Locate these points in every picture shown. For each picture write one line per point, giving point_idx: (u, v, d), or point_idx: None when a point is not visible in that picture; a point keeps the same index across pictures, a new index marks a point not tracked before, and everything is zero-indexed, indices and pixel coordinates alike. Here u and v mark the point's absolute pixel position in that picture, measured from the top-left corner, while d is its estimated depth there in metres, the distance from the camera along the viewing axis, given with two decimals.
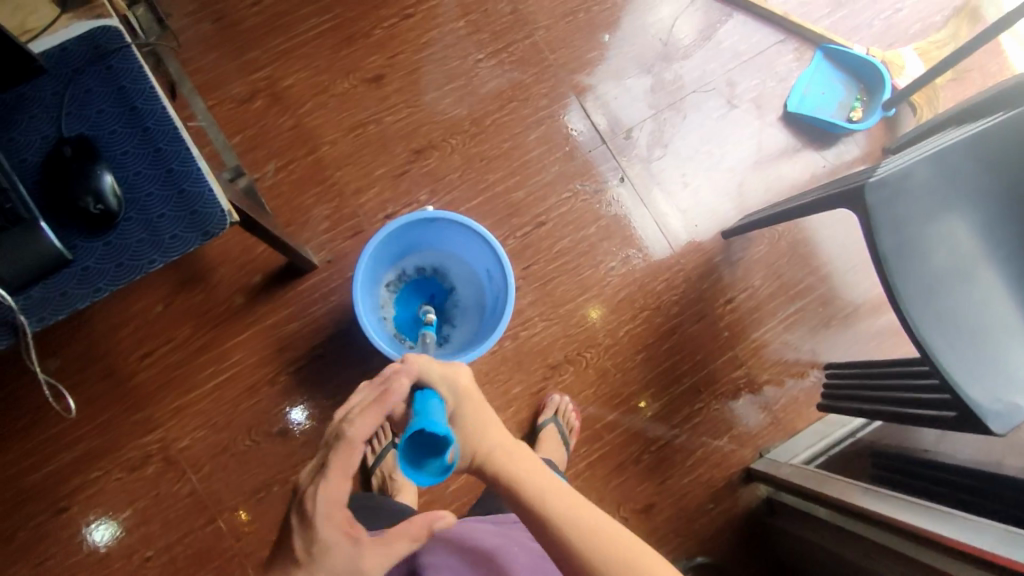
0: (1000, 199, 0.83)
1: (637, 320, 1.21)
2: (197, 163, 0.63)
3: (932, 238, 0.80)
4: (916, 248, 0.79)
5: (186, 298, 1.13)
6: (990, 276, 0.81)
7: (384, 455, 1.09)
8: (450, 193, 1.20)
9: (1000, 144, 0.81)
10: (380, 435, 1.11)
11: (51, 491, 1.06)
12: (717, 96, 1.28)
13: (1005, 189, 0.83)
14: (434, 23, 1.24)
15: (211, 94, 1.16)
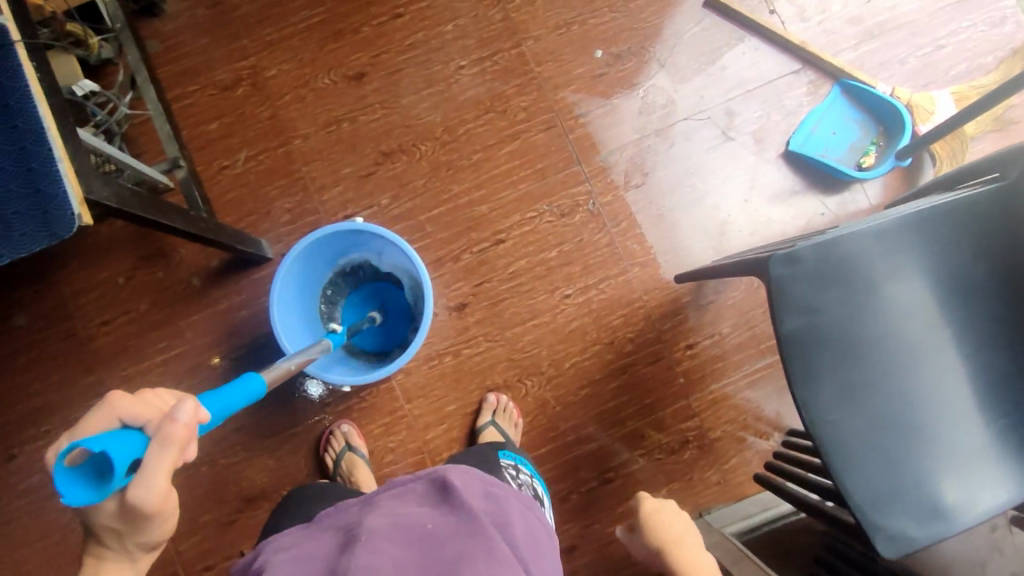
0: (937, 294, 0.76)
1: (585, 354, 1.16)
2: (57, 165, 0.65)
3: (852, 330, 0.73)
4: (831, 339, 0.73)
5: (148, 273, 1.16)
6: (921, 379, 0.74)
7: (340, 462, 1.09)
8: (412, 200, 1.18)
9: (935, 230, 0.75)
10: (333, 442, 1.12)
11: (5, 438, 1.13)
12: (710, 126, 1.21)
13: (945, 284, 0.76)
14: (423, 25, 1.21)
15: (196, 78, 1.18)
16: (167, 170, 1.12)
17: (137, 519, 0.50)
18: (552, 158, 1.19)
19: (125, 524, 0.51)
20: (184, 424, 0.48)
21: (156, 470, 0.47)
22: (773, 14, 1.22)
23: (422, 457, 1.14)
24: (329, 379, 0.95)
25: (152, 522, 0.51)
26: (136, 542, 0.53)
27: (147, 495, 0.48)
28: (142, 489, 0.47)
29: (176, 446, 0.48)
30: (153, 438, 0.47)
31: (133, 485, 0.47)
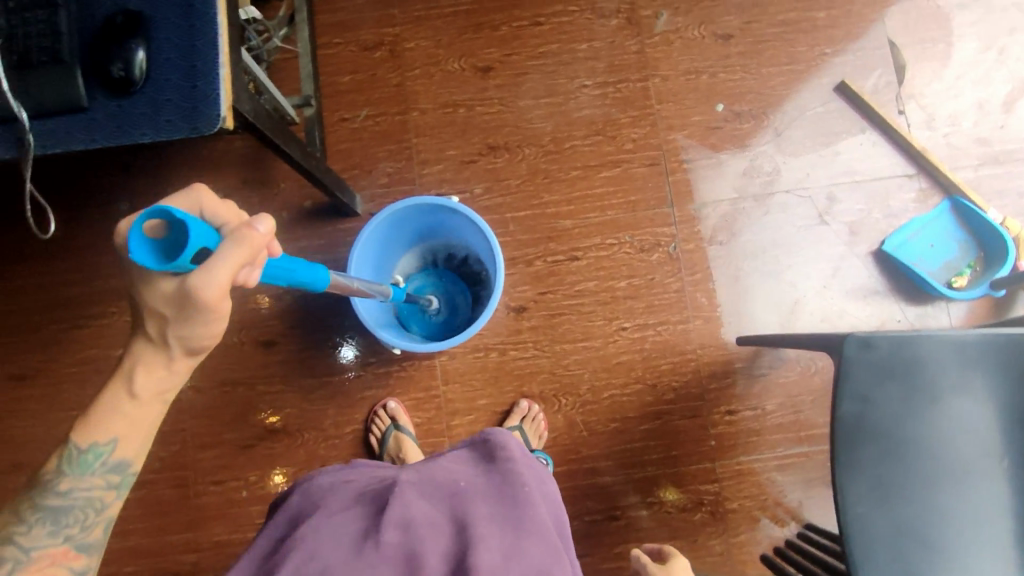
0: (1007, 426, 0.73)
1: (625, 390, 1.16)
2: (217, 68, 0.70)
3: (907, 432, 0.73)
4: (884, 436, 0.72)
5: (245, 195, 1.23)
6: (967, 503, 0.71)
7: (388, 439, 1.13)
8: (503, 196, 1.21)
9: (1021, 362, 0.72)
10: (379, 420, 1.15)
11: (79, 307, 1.22)
12: (808, 205, 1.21)
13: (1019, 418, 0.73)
14: (560, 38, 1.26)
15: (342, 32, 1.26)
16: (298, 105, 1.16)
17: (187, 313, 0.52)
18: (646, 195, 1.21)
19: (174, 311, 0.52)
20: (260, 234, 0.51)
21: (223, 264, 0.49)
22: (901, 115, 1.23)
23: (441, 441, 1.16)
24: (378, 336, 0.98)
25: (200, 320, 0.53)
26: (175, 337, 0.55)
27: (207, 288, 0.49)
28: (205, 279, 0.49)
29: (246, 248, 0.50)
30: (229, 236, 0.50)
31: (196, 274, 0.49)
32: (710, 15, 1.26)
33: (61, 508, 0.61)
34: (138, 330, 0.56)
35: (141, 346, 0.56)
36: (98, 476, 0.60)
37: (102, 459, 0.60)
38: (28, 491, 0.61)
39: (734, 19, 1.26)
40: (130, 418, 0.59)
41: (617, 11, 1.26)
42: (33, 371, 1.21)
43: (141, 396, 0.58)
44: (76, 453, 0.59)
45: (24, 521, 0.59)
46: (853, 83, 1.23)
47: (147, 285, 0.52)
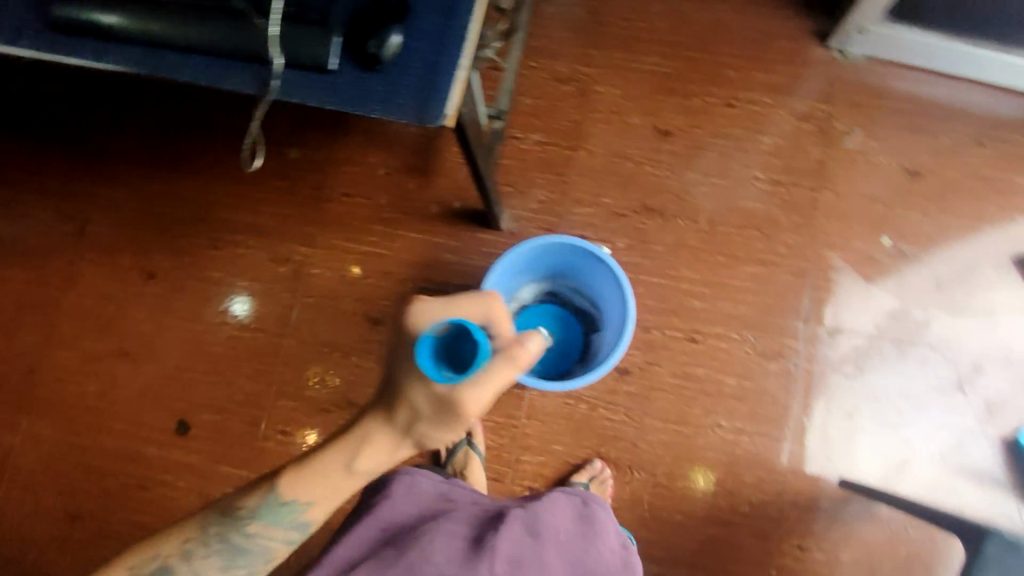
0: None
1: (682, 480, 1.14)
2: (457, 70, 0.74)
3: None
4: None
5: (402, 179, 1.27)
6: None
7: (457, 451, 1.11)
8: (642, 257, 1.21)
9: None
10: None
11: (220, 230, 1.28)
12: (951, 368, 1.15)
13: None
14: (746, 125, 1.25)
15: (541, 58, 1.30)
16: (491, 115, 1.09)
17: (443, 416, 0.52)
18: (783, 303, 1.19)
19: (430, 408, 0.53)
20: (528, 354, 0.54)
21: (490, 386, 0.52)
22: None
23: (505, 472, 1.15)
24: None
25: (449, 424, 0.53)
26: (418, 433, 0.54)
27: (471, 402, 0.52)
28: (473, 395, 0.51)
29: (514, 369, 0.53)
30: (504, 354, 0.53)
31: (465, 387, 0.51)
32: (903, 148, 1.23)
33: (239, 547, 0.62)
34: (381, 408, 0.55)
35: (379, 426, 0.55)
36: (281, 532, 0.61)
37: (293, 516, 0.61)
38: (219, 516, 0.62)
39: (928, 159, 1.22)
40: (331, 493, 0.59)
41: (811, 116, 1.25)
42: (162, 272, 1.28)
43: (354, 472, 0.57)
44: (276, 505, 0.61)
45: (206, 545, 0.61)
46: None
47: (415, 373, 0.53)
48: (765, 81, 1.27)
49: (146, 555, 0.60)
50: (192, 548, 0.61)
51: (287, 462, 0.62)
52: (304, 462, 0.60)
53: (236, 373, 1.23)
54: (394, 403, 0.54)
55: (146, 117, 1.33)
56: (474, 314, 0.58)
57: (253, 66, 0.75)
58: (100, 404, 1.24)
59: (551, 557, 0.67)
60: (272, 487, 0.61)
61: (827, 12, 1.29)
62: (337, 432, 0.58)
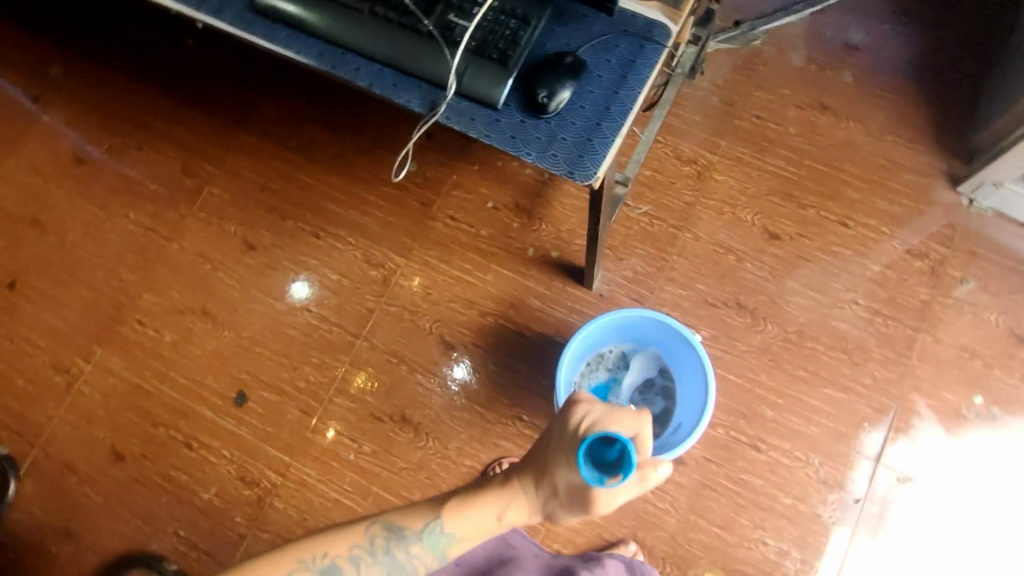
0: None
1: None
2: (615, 136, 0.76)
3: None
4: None
5: (508, 216, 1.29)
6: None
7: None
8: (724, 352, 1.20)
9: None
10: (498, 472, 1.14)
11: (324, 220, 1.33)
12: (1020, 547, 1.09)
13: None
14: (857, 248, 1.24)
15: (668, 135, 1.32)
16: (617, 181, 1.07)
17: (576, 501, 0.63)
18: (857, 435, 1.15)
19: (567, 495, 0.63)
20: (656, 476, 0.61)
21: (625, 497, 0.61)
22: None
23: (538, 529, 1.14)
24: None
25: (579, 511, 0.63)
26: (551, 508, 0.65)
27: (605, 503, 0.61)
28: (608, 499, 0.60)
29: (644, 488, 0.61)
30: (639, 472, 0.61)
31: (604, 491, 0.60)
32: (1015, 311, 1.19)
33: (398, 562, 0.66)
34: (536, 477, 0.65)
35: (524, 493, 0.66)
36: (437, 559, 0.66)
37: (451, 548, 0.66)
38: (386, 530, 0.67)
39: None
40: (483, 529, 0.67)
41: (926, 256, 1.23)
42: (260, 245, 1.33)
43: (502, 524, 0.67)
44: (440, 532, 0.66)
45: (373, 555, 0.66)
46: None
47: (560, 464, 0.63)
48: (885, 211, 1.26)
49: (318, 552, 0.65)
50: (360, 554, 0.66)
51: (455, 491, 0.69)
52: (473, 497, 0.68)
53: (304, 360, 1.25)
54: (538, 480, 0.65)
55: (286, 99, 1.40)
56: (625, 428, 0.62)
57: (425, 87, 0.80)
58: (172, 354, 1.28)
59: None
60: (439, 515, 0.67)
61: (964, 157, 1.27)
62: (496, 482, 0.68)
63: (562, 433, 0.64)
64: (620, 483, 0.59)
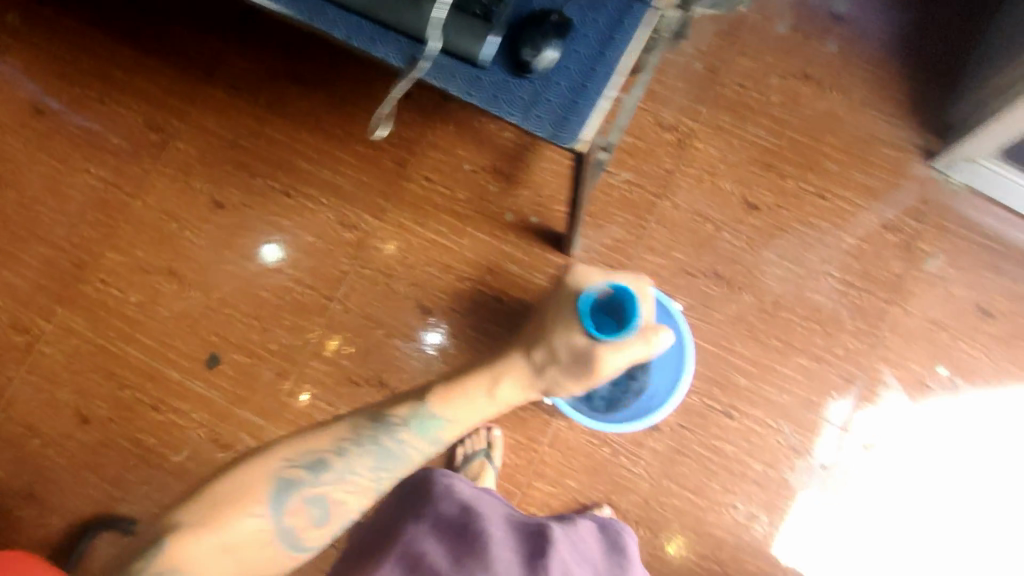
0: None
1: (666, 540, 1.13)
2: (598, 99, 0.75)
3: None
4: None
5: (486, 179, 1.27)
6: None
7: (473, 460, 1.12)
8: (699, 320, 1.21)
9: None
10: (475, 438, 1.14)
11: (297, 179, 1.29)
12: (972, 512, 1.14)
13: None
14: (833, 220, 1.25)
15: (650, 101, 1.30)
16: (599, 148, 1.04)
17: (575, 363, 0.87)
18: (826, 404, 1.18)
19: (568, 359, 0.88)
20: (651, 335, 0.87)
21: (623, 347, 0.85)
22: None
23: (514, 493, 1.15)
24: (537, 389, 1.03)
25: (577, 375, 0.87)
26: (551, 378, 0.90)
27: (603, 356, 0.85)
28: (608, 351, 0.85)
29: (641, 342, 0.86)
30: (636, 332, 0.87)
31: (604, 344, 0.85)
32: (981, 284, 1.22)
33: (386, 450, 0.77)
34: (526, 354, 0.91)
35: (522, 365, 0.91)
36: (425, 439, 0.79)
37: (434, 430, 0.81)
38: (370, 421, 0.79)
39: (1004, 302, 1.21)
40: (467, 410, 0.84)
41: (899, 230, 1.25)
42: (230, 204, 1.29)
43: (494, 398, 0.87)
44: (423, 418, 0.80)
45: (360, 445, 0.76)
46: None
47: (564, 333, 0.89)
48: (862, 183, 1.27)
49: (308, 448, 0.74)
50: (348, 446, 0.76)
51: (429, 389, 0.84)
52: (452, 391, 0.85)
53: (277, 323, 1.23)
54: (536, 351, 0.91)
55: (255, 51, 1.34)
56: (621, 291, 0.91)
57: (404, 41, 0.78)
58: (138, 315, 1.24)
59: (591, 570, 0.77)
60: (419, 405, 0.81)
61: (941, 132, 1.28)
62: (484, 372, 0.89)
63: (572, 309, 0.90)
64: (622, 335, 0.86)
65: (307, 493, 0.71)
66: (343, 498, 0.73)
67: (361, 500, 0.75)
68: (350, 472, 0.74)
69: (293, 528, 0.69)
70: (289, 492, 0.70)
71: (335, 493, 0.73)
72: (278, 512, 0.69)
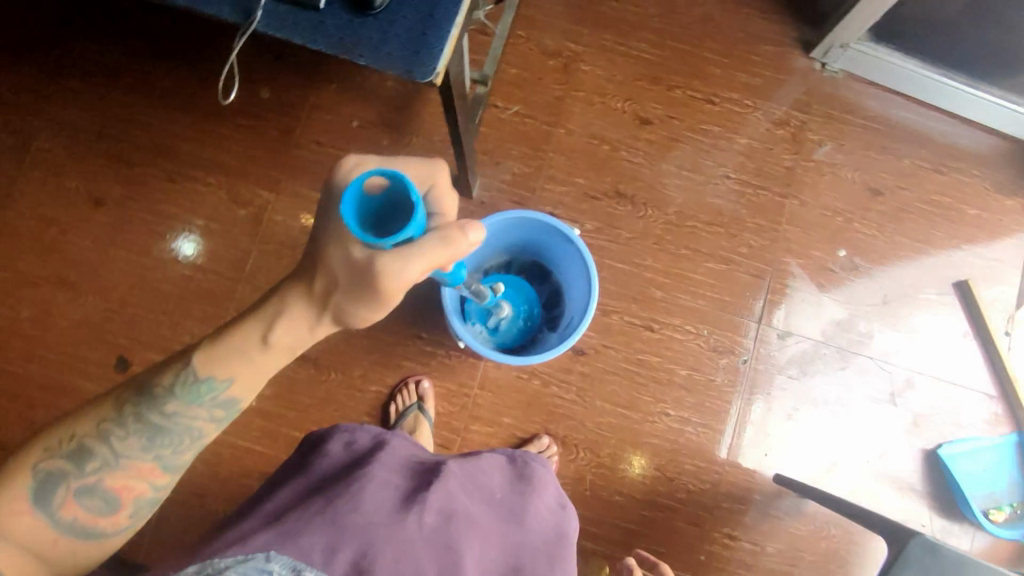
0: None
1: (632, 463, 1.16)
2: (450, 28, 0.74)
3: None
4: None
5: (376, 134, 1.24)
6: None
7: (407, 414, 1.12)
8: (609, 241, 1.22)
9: None
10: (406, 394, 1.15)
11: (176, 162, 1.23)
12: (882, 379, 1.21)
13: None
14: (723, 124, 1.27)
15: (529, 30, 1.28)
16: (475, 81, 1.15)
17: (357, 286, 0.61)
18: (738, 302, 1.22)
19: (351, 279, 0.61)
20: (462, 240, 0.60)
21: (420, 256, 0.58)
22: (1007, 336, 1.23)
23: (453, 439, 1.16)
24: (452, 324, 1.01)
25: (367, 298, 0.61)
26: (337, 305, 0.64)
27: (395, 270, 0.58)
28: (399, 263, 0.58)
29: (446, 251, 0.59)
30: (437, 234, 0.59)
31: (390, 252, 0.58)
32: (869, 165, 1.27)
33: (159, 425, 0.68)
34: (301, 283, 0.65)
35: (300, 297, 0.65)
36: (199, 408, 0.69)
37: (211, 394, 0.69)
38: (135, 395, 0.68)
39: (890, 179, 1.27)
40: (240, 361, 0.67)
41: (787, 124, 1.28)
42: (112, 199, 1.22)
43: (270, 345, 0.67)
44: (192, 385, 0.68)
45: (123, 427, 0.67)
46: (976, 286, 1.24)
47: (339, 245, 0.61)
48: (746, 83, 1.28)
49: (62, 440, 0.66)
50: (109, 429, 0.67)
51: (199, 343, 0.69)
52: (217, 341, 0.68)
53: (185, 315, 1.19)
54: (312, 277, 0.64)
55: (107, 33, 1.25)
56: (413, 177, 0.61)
57: None
58: (35, 330, 1.18)
59: (484, 506, 0.66)
60: (185, 367, 0.68)
61: (814, 21, 1.30)
62: (250, 311, 0.68)
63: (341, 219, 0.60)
64: (408, 237, 0.57)
65: (72, 490, 0.65)
66: (123, 484, 0.67)
67: (149, 481, 0.69)
68: (122, 457, 0.67)
69: (70, 525, 0.65)
70: (51, 493, 0.65)
71: (111, 482, 0.67)
72: (47, 516, 0.64)
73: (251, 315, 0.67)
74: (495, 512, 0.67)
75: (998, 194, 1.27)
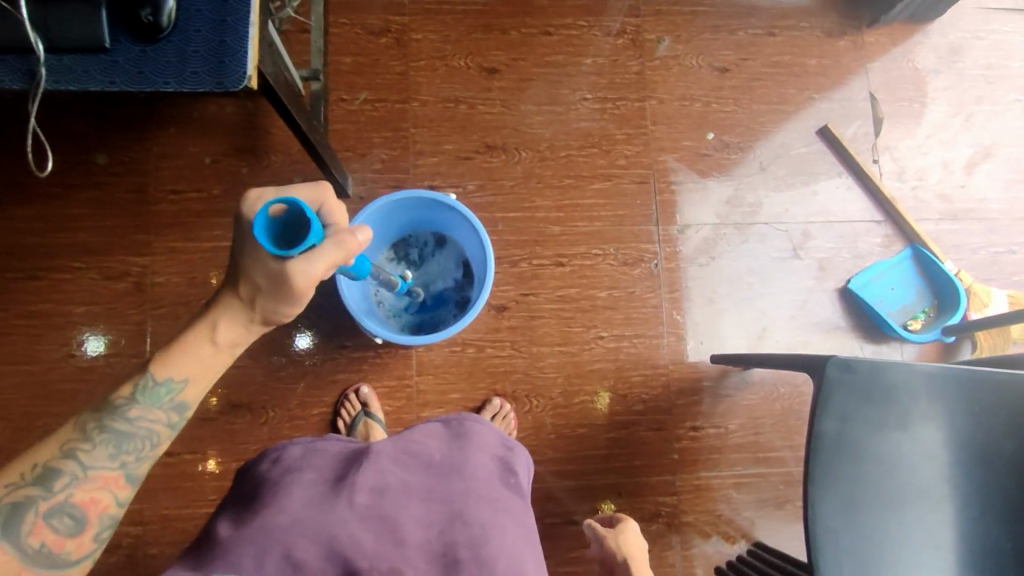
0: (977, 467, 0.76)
1: (595, 397, 1.19)
2: (248, 29, 0.71)
3: (890, 458, 0.76)
4: (865, 457, 0.75)
5: (233, 163, 1.19)
6: (928, 519, 0.75)
7: (356, 424, 1.11)
8: (495, 195, 1.23)
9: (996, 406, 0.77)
10: (350, 405, 1.13)
11: (32, 258, 1.15)
12: (780, 237, 1.27)
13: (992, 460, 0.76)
14: (564, 49, 1.29)
15: (350, 14, 1.25)
16: (305, 79, 1.15)
17: (274, 288, 0.63)
18: (633, 213, 1.25)
19: (267, 286, 0.63)
20: (357, 241, 0.64)
21: (323, 258, 0.61)
22: (875, 163, 1.31)
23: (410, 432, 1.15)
24: (363, 325, 0.99)
25: (286, 300, 0.64)
26: (262, 307, 0.65)
27: (304, 273, 0.61)
28: (307, 266, 0.60)
29: (346, 252, 0.63)
30: (335, 237, 0.62)
31: (299, 259, 0.60)
32: (710, 48, 1.32)
33: (124, 433, 0.64)
34: (230, 284, 0.65)
35: (228, 300, 0.65)
36: (164, 411, 0.65)
37: (171, 395, 0.65)
38: (94, 411, 0.63)
39: (731, 54, 1.32)
40: (202, 363, 0.65)
41: (624, 32, 1.30)
42: None
43: (220, 344, 0.66)
44: (151, 387, 0.64)
45: (88, 439, 0.62)
46: (835, 128, 1.31)
47: (250, 258, 0.62)
48: (574, 5, 1.30)
49: (22, 468, 0.59)
50: (74, 443, 0.61)
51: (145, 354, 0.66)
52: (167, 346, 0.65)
53: None
54: (236, 282, 0.64)
55: None
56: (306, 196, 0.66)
57: (12, 58, 0.69)
58: None
59: (423, 471, 0.68)
60: (141, 373, 0.64)
61: None
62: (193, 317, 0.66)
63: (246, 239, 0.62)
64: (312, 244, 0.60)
65: (42, 513, 0.58)
66: (91, 499, 0.60)
67: (115, 492, 0.62)
68: (91, 467, 0.61)
69: (38, 550, 0.57)
70: (19, 519, 0.57)
71: (79, 497, 0.60)
72: (14, 545, 0.56)
73: (195, 320, 0.66)
74: (436, 473, 0.68)
75: (831, 39, 1.34)
